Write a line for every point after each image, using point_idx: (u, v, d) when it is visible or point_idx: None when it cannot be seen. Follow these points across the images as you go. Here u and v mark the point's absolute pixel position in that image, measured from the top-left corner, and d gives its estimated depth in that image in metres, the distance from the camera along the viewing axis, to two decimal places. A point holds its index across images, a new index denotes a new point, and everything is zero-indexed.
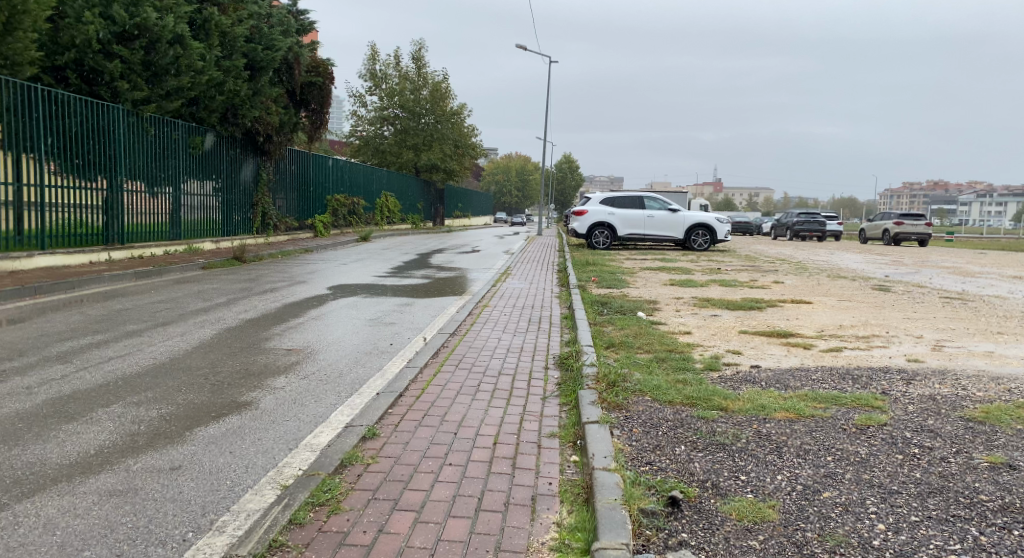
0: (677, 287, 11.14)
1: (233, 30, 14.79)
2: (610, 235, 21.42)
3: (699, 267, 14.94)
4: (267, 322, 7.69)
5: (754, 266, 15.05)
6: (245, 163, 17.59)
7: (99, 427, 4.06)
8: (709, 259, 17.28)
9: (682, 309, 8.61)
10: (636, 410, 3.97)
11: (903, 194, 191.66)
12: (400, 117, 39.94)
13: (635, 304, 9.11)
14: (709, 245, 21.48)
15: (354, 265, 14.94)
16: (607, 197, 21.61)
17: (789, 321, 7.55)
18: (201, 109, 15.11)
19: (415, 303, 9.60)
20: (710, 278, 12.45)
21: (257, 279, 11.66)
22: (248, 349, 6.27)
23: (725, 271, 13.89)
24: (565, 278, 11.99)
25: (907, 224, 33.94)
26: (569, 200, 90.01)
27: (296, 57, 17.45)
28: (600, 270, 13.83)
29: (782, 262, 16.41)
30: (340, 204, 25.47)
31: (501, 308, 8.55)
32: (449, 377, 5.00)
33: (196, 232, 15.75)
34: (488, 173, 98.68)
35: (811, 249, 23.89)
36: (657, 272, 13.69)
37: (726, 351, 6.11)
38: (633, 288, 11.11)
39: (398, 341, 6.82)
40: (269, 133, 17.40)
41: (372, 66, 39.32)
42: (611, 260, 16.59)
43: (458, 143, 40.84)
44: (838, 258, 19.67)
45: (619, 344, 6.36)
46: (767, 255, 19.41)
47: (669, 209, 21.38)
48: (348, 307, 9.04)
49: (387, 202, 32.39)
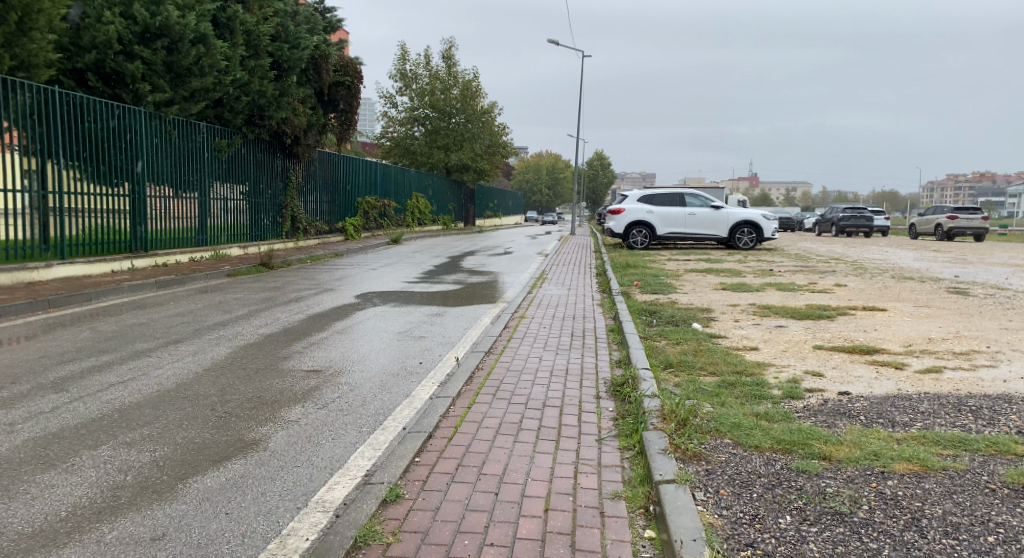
0: (728, 292, 10.33)
1: (258, 29, 14.32)
2: (649, 235, 20.55)
3: (748, 268, 14.07)
4: (289, 337, 7.09)
5: (808, 267, 14.15)
6: (273, 166, 17.16)
7: (78, 478, 3.45)
8: (758, 259, 16.35)
9: (741, 319, 7.83)
10: (718, 461, 3.27)
11: (947, 187, 185.96)
12: (430, 117, 39.48)
13: (687, 313, 8.35)
14: (754, 244, 20.50)
15: (385, 270, 14.37)
16: (645, 195, 20.76)
17: (865, 334, 6.74)
18: (226, 111, 14.68)
19: (446, 313, 8.94)
20: (762, 281, 11.60)
21: (283, 286, 11.12)
22: (264, 372, 5.65)
23: (778, 273, 13.00)
24: (606, 282, 11.25)
25: (962, 218, 32.43)
26: (601, 198, 88.85)
27: (323, 56, 16.95)
28: (643, 273, 13.05)
29: (837, 262, 15.40)
30: (370, 207, 25.05)
31: (542, 318, 7.86)
32: (487, 409, 4.32)
33: (224, 237, 15.35)
34: (520, 172, 98.04)
35: (863, 247, 22.71)
36: (703, 275, 12.87)
37: (803, 373, 5.34)
38: (680, 294, 10.33)
39: (428, 359, 6.17)
40: (297, 135, 16.93)
41: (401, 66, 38.87)
42: (653, 261, 15.77)
43: (490, 142, 40.21)
44: (895, 256, 18.54)
45: (679, 365, 5.62)
46: (817, 254, 18.41)
47: (711, 206, 20.44)
48: (376, 318, 8.41)
49: (418, 203, 31.93)
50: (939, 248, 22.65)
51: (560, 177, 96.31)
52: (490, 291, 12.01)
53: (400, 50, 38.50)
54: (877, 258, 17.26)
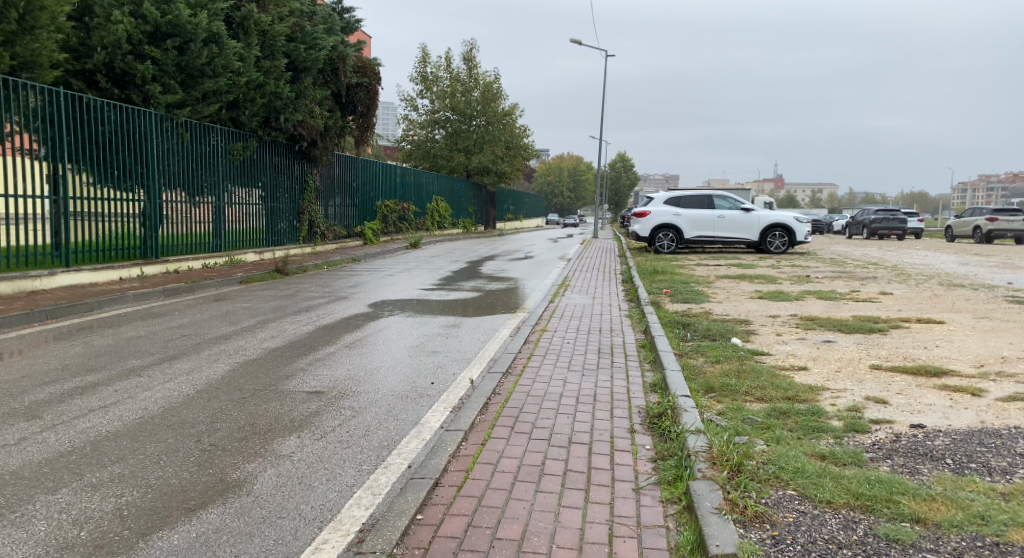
0: (765, 302, 9.67)
1: (273, 28, 13.92)
2: (676, 238, 19.86)
3: (783, 275, 13.38)
4: (294, 351, 6.56)
5: (847, 273, 13.40)
6: (289, 169, 16.76)
7: (24, 535, 2.93)
8: (791, 265, 15.62)
9: (784, 333, 7.19)
10: (785, 525, 2.74)
11: (979, 188, 181.99)
12: (451, 119, 39.10)
13: (724, 325, 7.72)
14: (786, 248, 19.72)
15: (402, 277, 13.89)
16: (672, 197, 20.08)
17: (927, 351, 6.09)
18: (241, 113, 14.28)
19: (463, 325, 8.39)
20: (801, 289, 10.92)
21: (295, 294, 10.65)
22: (261, 394, 5.13)
23: (816, 280, 12.29)
24: (633, 290, 10.63)
25: (1002, 219, 31.27)
26: (624, 200, 88.04)
27: (341, 57, 16.52)
28: (672, 280, 12.41)
29: (877, 267, 14.66)
30: (389, 211, 24.67)
31: (566, 331, 7.28)
32: (506, 446, 3.78)
33: (239, 242, 14.95)
34: (542, 175, 97.50)
35: (899, 251, 21.84)
36: (736, 282, 12.20)
37: (864, 399, 4.73)
38: (714, 303, 9.69)
39: (441, 380, 5.61)
40: (314, 138, 16.52)
41: (422, 68, 38.52)
42: (681, 266, 15.12)
43: (511, 145, 39.73)
44: (936, 260, 17.69)
45: (721, 390, 5.01)
46: (853, 258, 17.61)
47: (741, 209, 19.71)
48: (389, 331, 7.88)
49: (438, 207, 31.50)
50: (981, 252, 21.72)
51: (582, 180, 95.56)
52: (511, 299, 11.45)
53: (421, 52, 38.16)
54: (918, 263, 16.44)
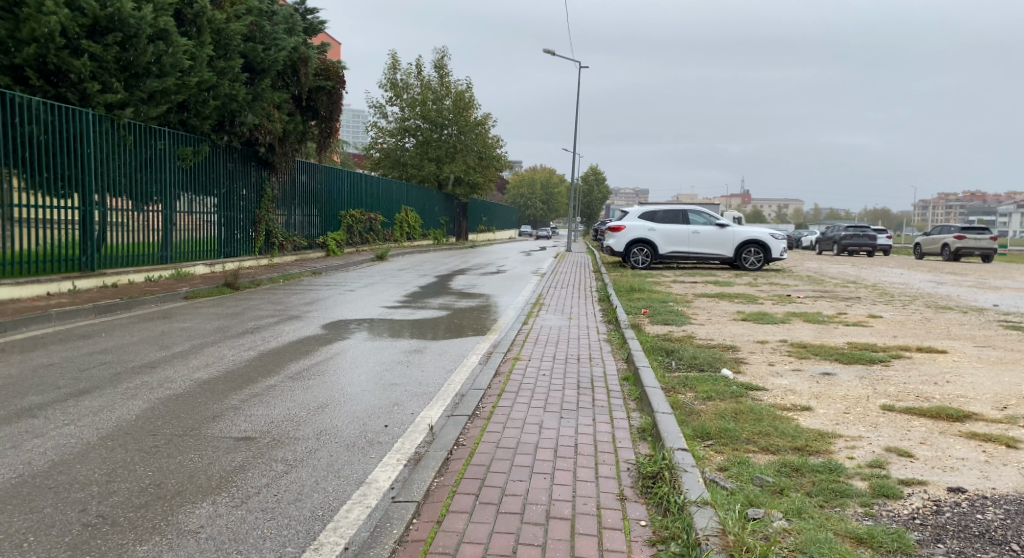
0: (751, 325, 9.05)
1: (229, 27, 13.03)
2: (651, 253, 19.32)
3: (763, 294, 12.84)
4: (229, 384, 5.72)
5: (830, 293, 12.90)
6: (245, 176, 15.84)
7: None
8: (770, 283, 15.13)
9: (779, 364, 6.55)
10: None
11: (940, 205, 186.37)
12: (421, 128, 38.32)
13: (711, 353, 7.06)
14: (762, 264, 19.27)
15: (364, 292, 13.05)
16: (646, 211, 19.55)
17: (938, 388, 5.49)
18: (192, 116, 13.34)
19: (425, 350, 7.61)
20: (786, 311, 10.34)
21: (242, 312, 9.75)
22: (178, 441, 4.29)
23: (799, 299, 11.77)
24: (611, 309, 9.96)
25: (969, 238, 31.46)
26: (595, 213, 87.91)
27: (303, 59, 15.68)
28: (649, 298, 11.78)
29: (857, 287, 14.22)
30: (355, 221, 23.79)
31: (538, 360, 6.55)
32: (469, 528, 3.05)
33: (188, 254, 13.97)
34: (513, 186, 97.03)
35: (874, 269, 21.58)
36: (717, 301, 11.61)
37: (885, 450, 4.07)
38: (696, 326, 9.05)
39: (395, 423, 4.83)
40: (272, 143, 15.63)
41: (392, 75, 37.72)
42: (657, 283, 14.53)
43: (482, 155, 39.06)
44: (914, 279, 17.37)
45: (720, 437, 4.32)
46: (831, 276, 17.20)
47: (716, 224, 19.23)
48: (342, 357, 7.06)
49: (407, 217, 30.68)
50: (954, 271, 21.55)
51: (554, 192, 95.30)
52: (480, 318, 10.70)
53: (391, 59, 37.36)
54: (896, 282, 16.08)
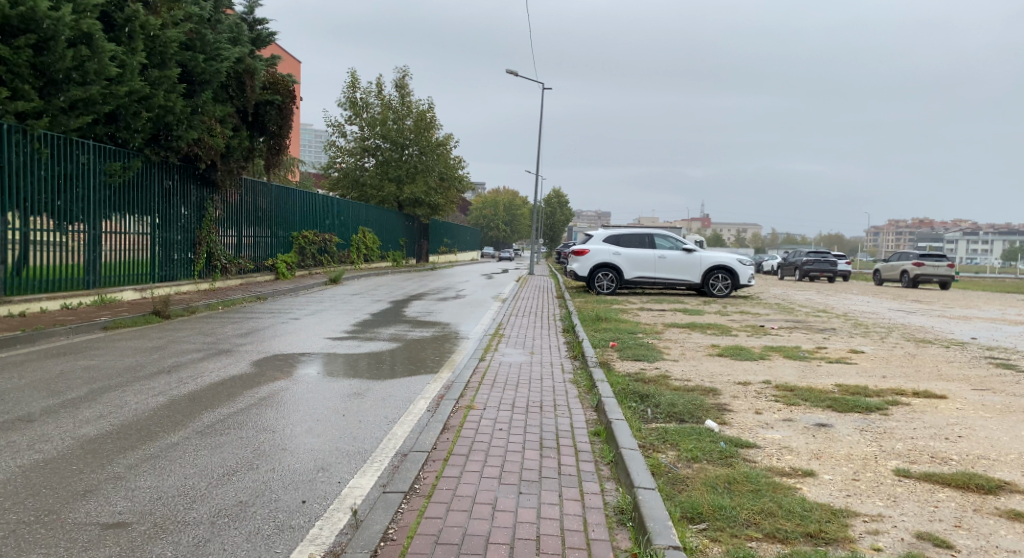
0: (728, 361, 8.33)
1: (164, 33, 12.07)
2: (616, 278, 18.71)
3: (735, 324, 12.21)
4: (119, 443, 4.73)
5: (803, 323, 12.34)
6: (184, 194, 14.75)
7: None
8: (740, 312, 14.56)
9: (765, 413, 5.81)
10: None
11: (892, 231, 191.41)
12: (381, 147, 37.44)
13: (689, 398, 6.29)
14: (729, 291, 18.77)
15: (311, 321, 12.06)
16: (612, 235, 18.96)
17: (953, 444, 4.79)
18: (122, 128, 12.29)
19: (367, 393, 6.69)
20: (762, 344, 9.67)
21: (165, 347, 8.69)
22: (23, 533, 3.31)
23: (773, 331, 11.17)
24: (577, 342, 9.17)
25: (928, 265, 31.65)
26: (558, 236, 87.70)
27: (248, 71, 14.75)
28: (617, 329, 11.05)
29: (829, 317, 13.72)
30: (308, 242, 22.74)
31: (496, 408, 5.71)
32: None
33: (117, 278, 12.80)
34: (476, 208, 96.48)
35: (840, 296, 21.29)
36: (688, 333, 10.92)
37: (916, 538, 3.31)
38: (668, 363, 8.31)
39: (316, 499, 3.92)
40: (214, 159, 14.60)
41: (351, 93, 36.79)
42: (623, 312, 13.83)
43: (444, 175, 38.29)
44: (882, 308, 17.00)
45: (716, 519, 3.53)
46: (799, 305, 16.72)
47: (683, 249, 18.71)
48: (269, 403, 6.12)
49: (365, 238, 29.64)
50: (919, 299, 21.36)
51: (517, 214, 94.88)
52: (434, 351, 9.82)
53: (351, 77, 36.52)
54: (866, 311, 15.66)
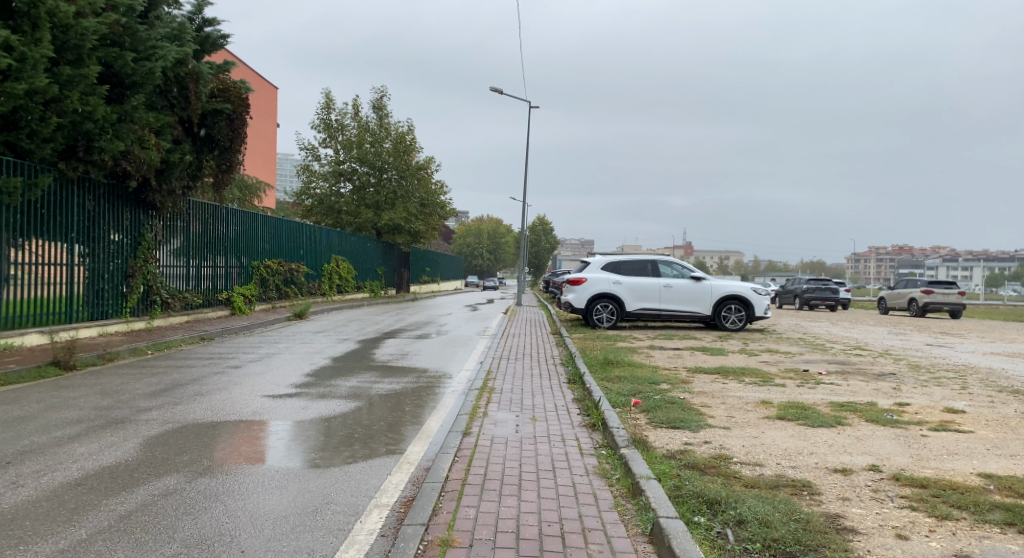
0: (797, 429, 6.18)
1: (80, 23, 9.93)
2: (616, 310, 16.69)
3: (772, 368, 10.12)
4: None
5: (852, 367, 10.27)
6: (113, 216, 12.53)
7: None
8: (768, 350, 12.49)
9: (915, 540, 3.66)
10: None
11: (873, 258, 191.92)
12: (357, 171, 35.32)
13: (783, 505, 4.14)
14: (742, 324, 16.75)
15: (256, 369, 9.81)
16: (611, 261, 16.97)
17: None
18: (23, 136, 10.09)
19: (296, 495, 4.49)
20: (825, 399, 7.56)
21: (37, 415, 6.41)
22: None
23: (824, 379, 9.09)
24: (591, 402, 7.01)
25: (937, 293, 29.99)
26: (544, 264, 85.88)
27: (192, 75, 12.61)
28: (634, 378, 8.92)
29: (874, 357, 11.69)
30: (271, 272, 20.50)
31: (491, 542, 3.55)
32: None
33: (23, 318, 10.51)
34: (460, 237, 94.59)
35: (861, 329, 19.32)
36: (723, 383, 8.77)
37: None
38: (718, 433, 6.14)
39: None
40: (149, 177, 12.37)
41: (325, 114, 34.78)
42: (633, 353, 11.73)
43: (425, 201, 36.28)
44: (921, 344, 14.99)
45: None
46: (828, 340, 14.70)
47: (690, 277, 16.71)
48: (133, 524, 3.90)
49: (339, 267, 27.44)
50: (948, 332, 19.45)
51: (501, 242, 93.07)
52: (405, 408, 7.62)
53: (326, 97, 34.52)
54: (908, 348, 13.65)
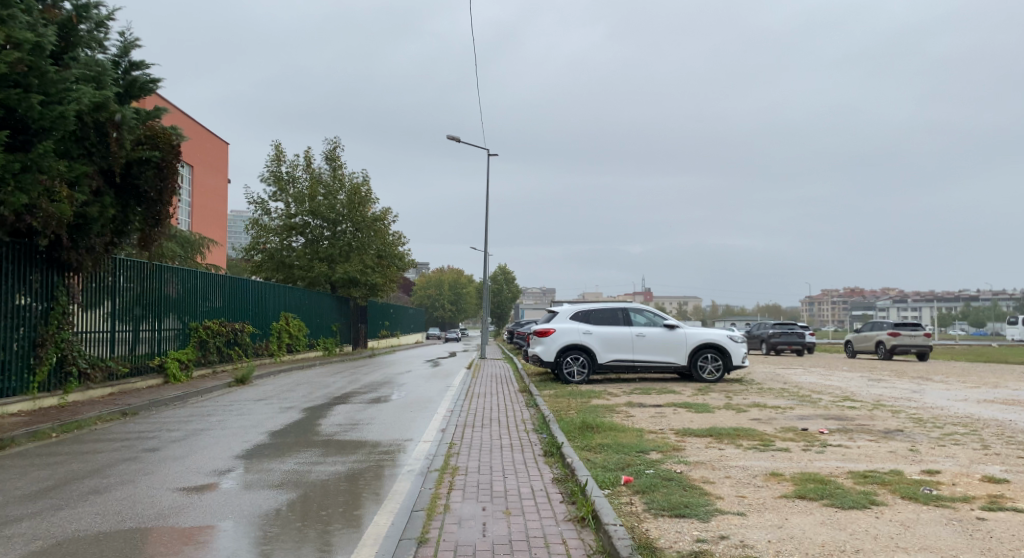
0: (826, 512, 5.09)
1: None
2: (587, 363, 15.62)
3: (768, 428, 9.07)
4: None
5: (852, 424, 9.29)
6: (19, 278, 11.08)
7: None
8: (755, 405, 11.48)
9: None
10: None
11: (827, 300, 195.80)
12: (310, 224, 34.02)
13: None
14: (720, 374, 15.81)
15: (176, 451, 8.38)
16: (579, 310, 15.98)
17: None
18: None
19: None
20: (843, 467, 6.50)
21: None
22: None
23: (831, 441, 8.05)
24: (577, 486, 5.80)
25: (904, 334, 29.74)
26: (506, 314, 84.87)
27: (114, 121, 11.36)
28: (618, 446, 7.76)
29: (871, 410, 10.75)
30: (212, 333, 18.94)
31: None
32: None
33: None
34: (420, 289, 93.17)
35: (840, 375, 18.56)
36: (720, 450, 7.66)
37: None
38: (733, 522, 4.99)
39: None
40: (62, 234, 11.01)
41: (276, 167, 33.61)
42: (611, 413, 10.59)
43: (382, 253, 35.08)
44: (909, 391, 14.18)
45: None
46: (814, 391, 13.79)
47: (663, 325, 15.81)
48: None
49: (289, 325, 25.90)
50: (928, 376, 18.81)
51: (462, 293, 91.94)
52: (349, 496, 6.29)
53: (276, 149, 33.39)
54: (899, 397, 12.80)
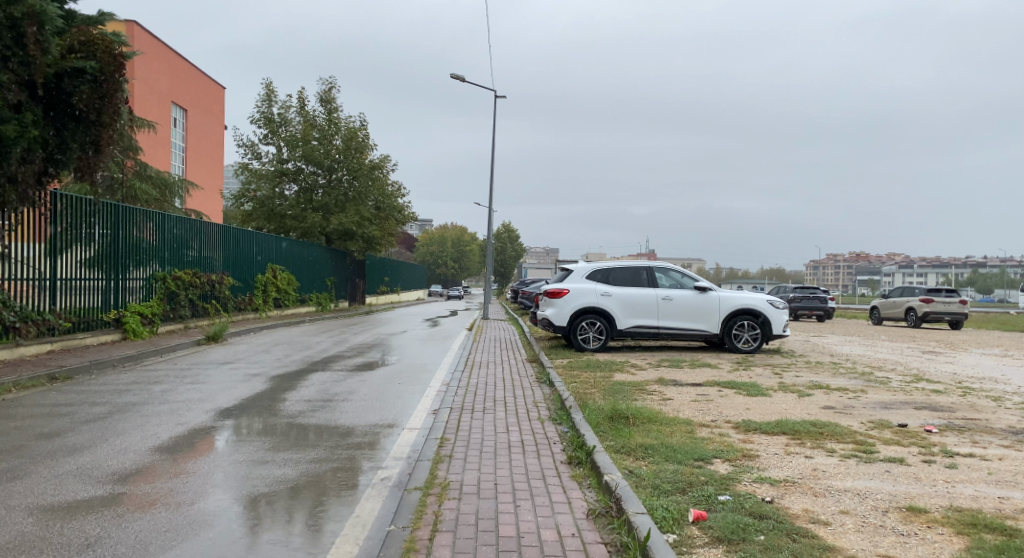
0: None
1: None
2: (604, 328, 13.60)
3: (853, 423, 7.01)
4: None
5: (961, 419, 7.20)
6: None
7: None
8: (815, 387, 9.41)
9: None
10: None
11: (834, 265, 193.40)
12: (302, 170, 31.72)
13: None
14: (756, 344, 13.76)
15: (82, 437, 6.37)
16: (597, 268, 13.84)
17: None
18: None
19: None
20: (1011, 500, 4.44)
21: None
22: None
23: (953, 446, 5.97)
24: (631, 537, 3.72)
25: (939, 302, 27.56)
26: (510, 272, 82.80)
27: (32, 17, 9.06)
28: (669, 450, 5.72)
29: (966, 397, 8.65)
30: (184, 284, 16.88)
31: None
32: None
33: None
34: (422, 245, 90.99)
35: (887, 348, 16.47)
36: (809, 459, 5.58)
37: None
38: None
39: None
40: None
41: (266, 107, 31.11)
42: (643, 395, 8.55)
43: (380, 204, 32.84)
44: (984, 369, 12.09)
45: None
46: (873, 368, 11.71)
47: (694, 287, 13.66)
48: None
49: (278, 278, 23.89)
50: (987, 349, 16.69)
51: (465, 250, 89.82)
52: (282, 530, 4.21)
53: (266, 88, 30.83)
54: (981, 378, 10.69)
